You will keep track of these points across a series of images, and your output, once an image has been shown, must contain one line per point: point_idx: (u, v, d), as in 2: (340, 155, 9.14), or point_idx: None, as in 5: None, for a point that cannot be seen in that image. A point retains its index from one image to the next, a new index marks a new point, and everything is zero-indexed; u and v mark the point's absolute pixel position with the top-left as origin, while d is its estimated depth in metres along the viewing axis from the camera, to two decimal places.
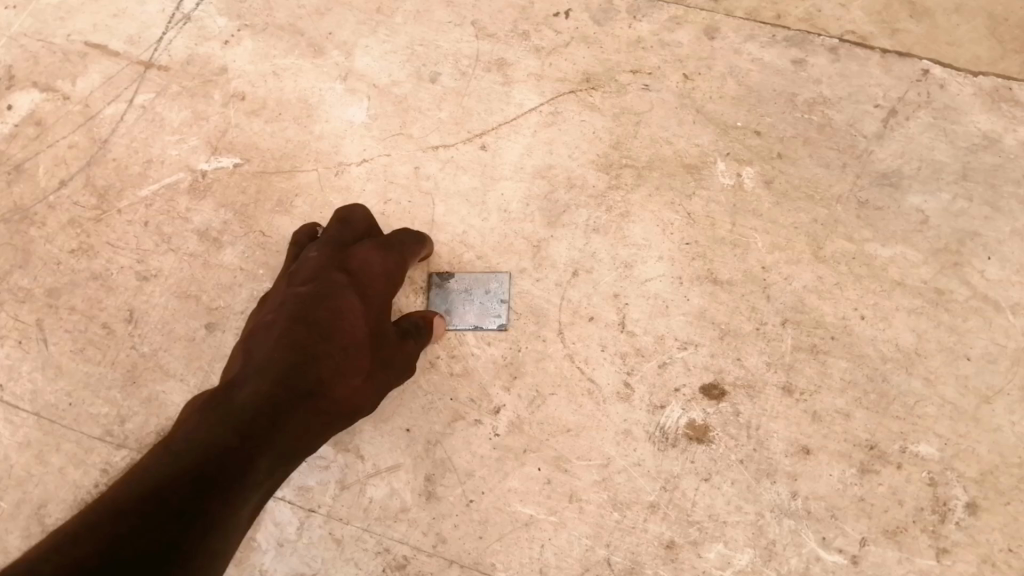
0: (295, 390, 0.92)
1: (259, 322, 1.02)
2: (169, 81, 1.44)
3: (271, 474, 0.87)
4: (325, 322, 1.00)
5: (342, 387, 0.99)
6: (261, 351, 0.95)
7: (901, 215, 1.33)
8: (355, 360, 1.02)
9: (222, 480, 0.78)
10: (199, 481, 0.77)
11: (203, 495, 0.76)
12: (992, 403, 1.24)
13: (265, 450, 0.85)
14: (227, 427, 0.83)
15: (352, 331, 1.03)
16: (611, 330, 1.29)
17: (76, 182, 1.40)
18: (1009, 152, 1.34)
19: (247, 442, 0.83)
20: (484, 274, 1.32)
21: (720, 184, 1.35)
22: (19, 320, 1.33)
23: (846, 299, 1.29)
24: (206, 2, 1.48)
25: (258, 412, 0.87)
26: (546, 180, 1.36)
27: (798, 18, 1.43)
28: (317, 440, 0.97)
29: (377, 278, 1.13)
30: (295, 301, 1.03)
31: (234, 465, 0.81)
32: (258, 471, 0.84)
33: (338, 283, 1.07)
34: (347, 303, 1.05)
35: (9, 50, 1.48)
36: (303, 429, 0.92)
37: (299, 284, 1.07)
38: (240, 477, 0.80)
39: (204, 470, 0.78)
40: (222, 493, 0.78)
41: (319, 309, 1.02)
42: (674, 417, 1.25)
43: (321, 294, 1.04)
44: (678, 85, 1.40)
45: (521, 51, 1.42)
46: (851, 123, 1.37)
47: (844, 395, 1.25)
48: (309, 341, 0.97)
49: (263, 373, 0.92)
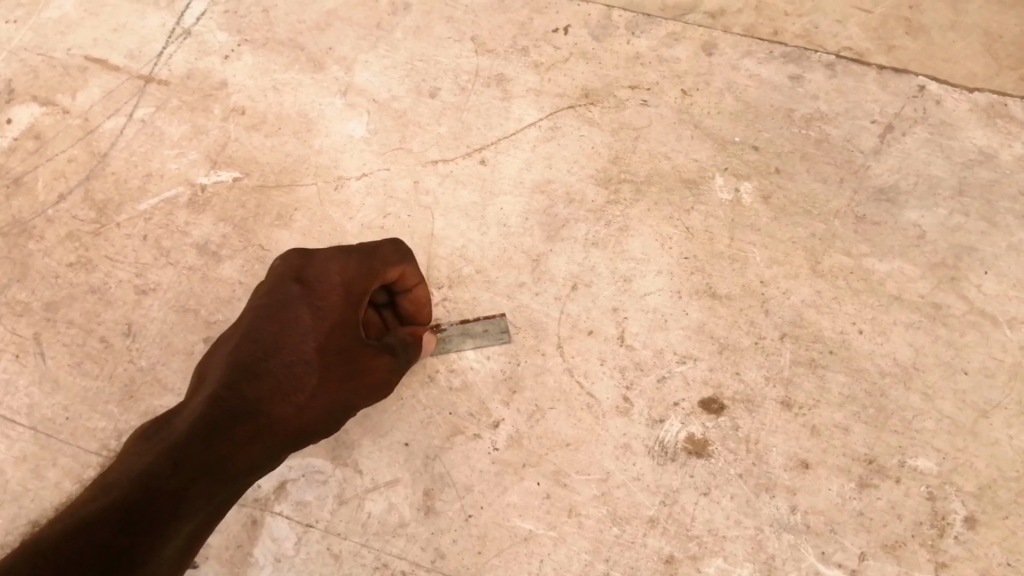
0: (231, 415, 0.91)
1: (218, 339, 1.01)
2: (169, 96, 1.44)
3: (213, 496, 0.87)
4: (268, 338, 0.97)
5: (286, 405, 0.96)
6: (208, 378, 0.95)
7: (899, 230, 1.34)
8: (299, 376, 0.97)
9: (152, 507, 0.80)
10: (127, 511, 0.78)
11: (133, 525, 0.77)
12: (991, 416, 1.25)
13: (200, 476, 0.85)
14: (158, 457, 0.84)
15: (298, 346, 0.98)
16: (610, 344, 1.29)
17: (75, 196, 1.39)
18: (1005, 167, 1.36)
19: (181, 468, 0.84)
20: (479, 321, 1.30)
21: (720, 199, 1.35)
22: (17, 334, 1.32)
23: (844, 313, 1.30)
24: (207, 17, 1.49)
25: (190, 438, 0.87)
26: (545, 195, 1.36)
27: (795, 34, 1.45)
28: (270, 460, 0.96)
29: (336, 284, 1.01)
30: (248, 314, 1.00)
31: (167, 491, 0.82)
32: (195, 494, 0.84)
33: (289, 295, 1.00)
34: (294, 316, 0.99)
35: (9, 64, 1.47)
36: (245, 451, 0.91)
37: (255, 298, 1.02)
38: (173, 503, 0.82)
39: (134, 501, 0.79)
40: (153, 521, 0.79)
41: (265, 326, 0.98)
42: (673, 431, 1.25)
43: (268, 308, 0.99)
44: (677, 101, 1.41)
45: (521, 66, 1.43)
46: (849, 138, 1.38)
47: (843, 409, 1.26)
48: (249, 361, 0.95)
49: (201, 399, 0.92)
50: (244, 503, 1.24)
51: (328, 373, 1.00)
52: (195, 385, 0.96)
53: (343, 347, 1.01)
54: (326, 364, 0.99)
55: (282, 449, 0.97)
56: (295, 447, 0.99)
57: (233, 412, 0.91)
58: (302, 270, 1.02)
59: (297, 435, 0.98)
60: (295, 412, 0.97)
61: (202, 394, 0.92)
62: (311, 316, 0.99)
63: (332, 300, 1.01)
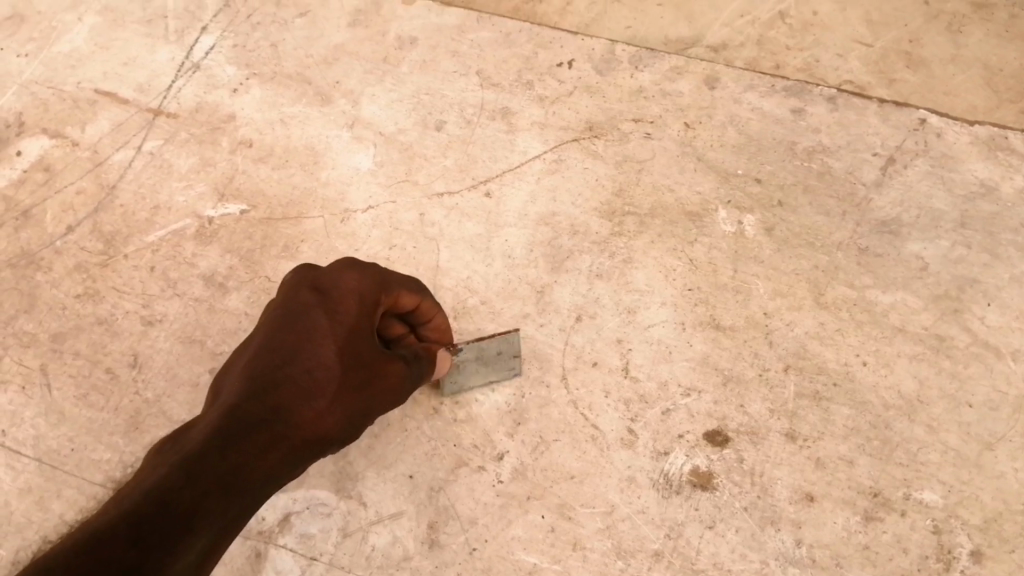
0: (246, 423, 0.85)
1: (235, 351, 0.95)
2: (177, 128, 1.46)
3: (229, 506, 0.81)
4: (285, 345, 0.91)
5: (307, 412, 0.90)
6: (224, 389, 0.89)
7: (902, 262, 1.34)
8: (319, 382, 0.91)
9: (164, 521, 0.74)
10: (137, 524, 0.73)
11: (143, 541, 0.72)
12: (995, 449, 1.25)
13: (214, 488, 0.79)
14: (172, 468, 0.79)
15: (316, 352, 0.92)
16: (614, 376, 1.29)
17: (83, 228, 1.40)
18: (1007, 200, 1.37)
19: (194, 480, 0.79)
20: (497, 352, 1.26)
21: (723, 232, 1.36)
22: (22, 365, 1.32)
23: (847, 345, 1.30)
24: (216, 51, 1.50)
25: (204, 449, 0.81)
26: (549, 227, 1.37)
27: (796, 68, 1.48)
28: (290, 471, 0.89)
29: (352, 292, 0.96)
30: (264, 323, 0.94)
31: (179, 505, 0.76)
32: (209, 507, 0.79)
33: (305, 304, 0.94)
34: (311, 322, 0.93)
35: (20, 96, 1.49)
36: (264, 461, 0.85)
37: (272, 308, 0.97)
38: (186, 517, 0.76)
39: (144, 514, 0.74)
40: (164, 534, 0.73)
41: (281, 334, 0.92)
42: (677, 464, 1.25)
43: (282, 316, 0.93)
44: (680, 134, 1.42)
45: (525, 100, 1.45)
46: (851, 171, 1.39)
47: (847, 441, 1.25)
48: (264, 370, 0.89)
49: (215, 409, 0.87)
50: (248, 535, 1.23)
51: (349, 377, 0.94)
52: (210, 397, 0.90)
53: (361, 352, 0.95)
54: (347, 368, 0.94)
55: (304, 457, 0.91)
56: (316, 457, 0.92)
57: (250, 421, 0.86)
58: (320, 279, 0.97)
59: (318, 443, 0.92)
60: (315, 417, 0.91)
61: (217, 405, 0.87)
62: (328, 321, 0.93)
63: (351, 308, 0.95)
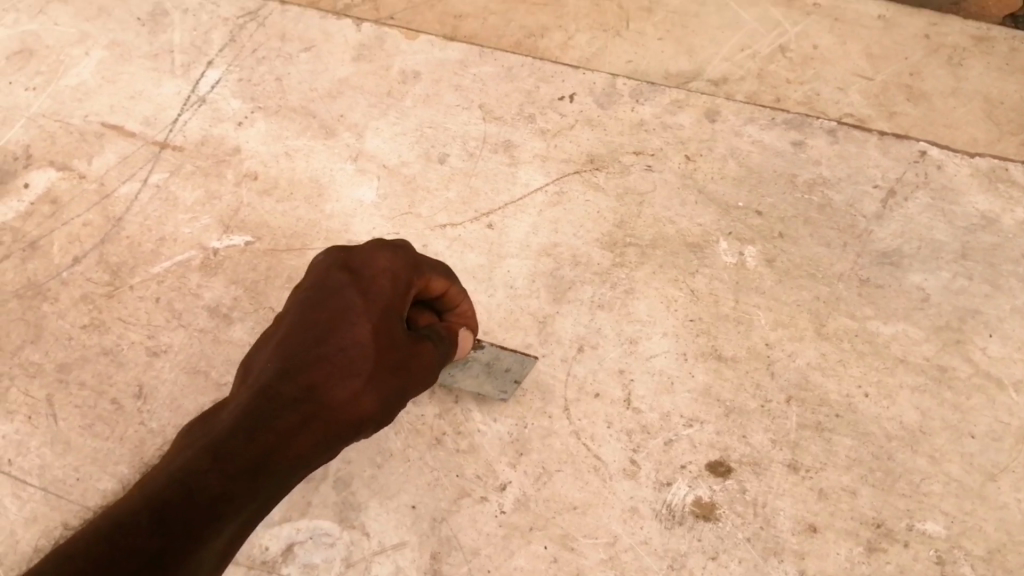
0: (279, 405, 0.81)
1: (263, 335, 0.90)
2: (183, 161, 1.47)
3: (261, 487, 0.78)
4: (317, 325, 0.86)
5: (342, 392, 0.84)
6: (254, 371, 0.85)
7: (903, 293, 1.35)
8: (355, 361, 0.85)
9: (190, 507, 0.73)
10: (160, 510, 0.72)
11: (167, 528, 0.71)
12: (999, 480, 1.25)
13: (244, 470, 0.77)
14: (199, 451, 0.77)
15: (351, 331, 0.86)
16: (616, 407, 1.30)
17: (89, 259, 1.41)
18: (1007, 232, 1.38)
19: (225, 462, 0.76)
20: (511, 360, 1.28)
21: (724, 262, 1.37)
22: (27, 395, 1.33)
23: (850, 376, 1.30)
24: (222, 85, 1.53)
25: (234, 430, 0.78)
26: (550, 257, 1.38)
27: (797, 101, 1.50)
28: (327, 456, 0.84)
29: (385, 271, 0.90)
30: (292, 305, 0.89)
31: (206, 493, 0.74)
32: (239, 493, 0.76)
33: (336, 282, 0.89)
34: (345, 302, 0.87)
35: (28, 129, 1.51)
36: (297, 443, 0.81)
37: (298, 290, 0.91)
38: (214, 504, 0.74)
39: (168, 502, 0.73)
40: (187, 524, 0.72)
41: (312, 313, 0.87)
42: (680, 495, 1.25)
43: (313, 297, 0.88)
44: (680, 166, 1.43)
45: (527, 133, 1.46)
46: (851, 203, 1.40)
47: (850, 472, 1.25)
48: (297, 350, 0.84)
49: (246, 392, 0.82)
50: (251, 565, 1.23)
51: (384, 358, 0.88)
52: (240, 380, 0.86)
53: (395, 334, 0.89)
54: (382, 349, 0.88)
55: (340, 443, 0.85)
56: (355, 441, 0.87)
57: (282, 401, 0.81)
58: (349, 258, 0.91)
59: (357, 426, 0.86)
60: (352, 398, 0.85)
61: (248, 387, 0.83)
62: (362, 302, 0.88)
63: (382, 286, 0.89)
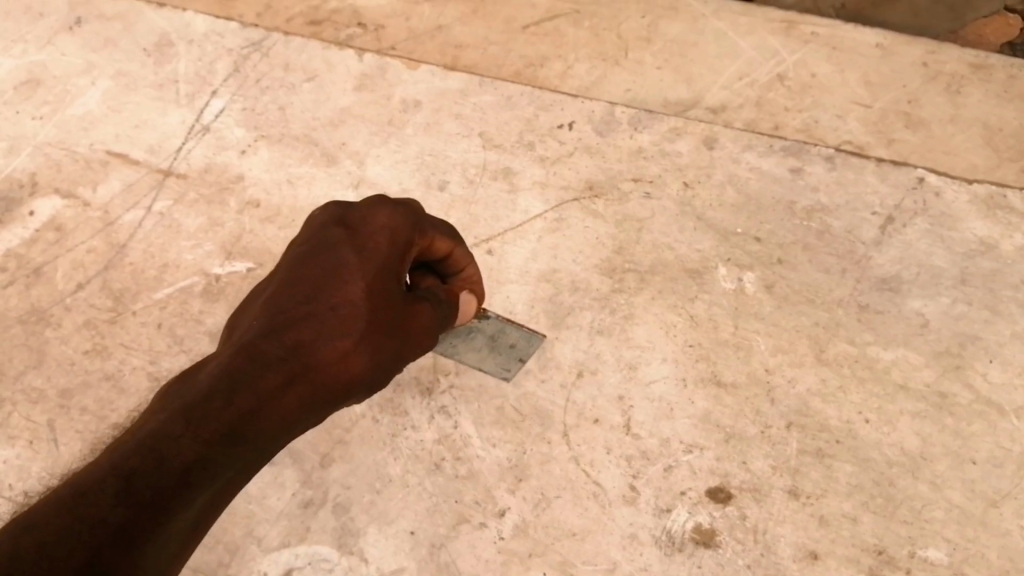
0: (262, 362, 0.88)
1: (259, 288, 0.98)
2: (187, 189, 1.49)
3: (236, 449, 0.85)
4: (312, 282, 0.94)
5: (329, 348, 0.91)
6: (245, 326, 0.93)
7: (902, 319, 1.35)
8: (345, 318, 0.92)
9: (159, 474, 0.78)
10: (126, 481, 0.77)
11: (136, 494, 0.77)
12: (1001, 506, 1.24)
13: (218, 434, 0.83)
14: (173, 414, 0.82)
15: (343, 289, 0.93)
16: (616, 433, 1.30)
17: (92, 285, 1.43)
18: (1007, 257, 1.38)
19: (197, 426, 0.82)
20: (516, 335, 1.35)
21: (723, 288, 1.38)
22: (30, 420, 1.34)
23: (850, 402, 1.30)
24: (225, 114, 1.55)
25: (213, 392, 0.85)
26: (550, 283, 1.39)
27: (795, 128, 1.51)
28: (313, 414, 0.92)
29: (382, 230, 0.96)
30: (288, 261, 0.97)
31: (178, 459, 0.80)
32: (212, 458, 0.82)
33: (333, 239, 0.96)
34: (339, 259, 0.95)
35: (34, 158, 1.54)
36: (276, 404, 0.87)
37: (297, 246, 0.98)
38: (186, 472, 0.80)
39: (138, 468, 0.78)
40: (155, 492, 0.78)
41: (306, 270, 0.95)
42: (680, 521, 1.25)
43: (309, 254, 0.96)
44: (679, 193, 1.44)
45: (526, 160, 1.48)
46: (850, 229, 1.41)
47: (851, 499, 1.25)
48: (289, 307, 0.92)
49: (231, 349, 0.90)
50: None
51: (376, 315, 0.94)
52: (230, 334, 0.94)
53: (389, 291, 0.95)
54: (375, 306, 0.94)
55: (330, 400, 0.93)
56: (342, 399, 0.94)
57: (268, 358, 0.89)
58: (348, 217, 0.98)
59: (345, 385, 0.93)
60: (342, 354, 0.92)
61: (235, 343, 0.91)
62: (356, 258, 0.95)
63: (379, 244, 0.96)
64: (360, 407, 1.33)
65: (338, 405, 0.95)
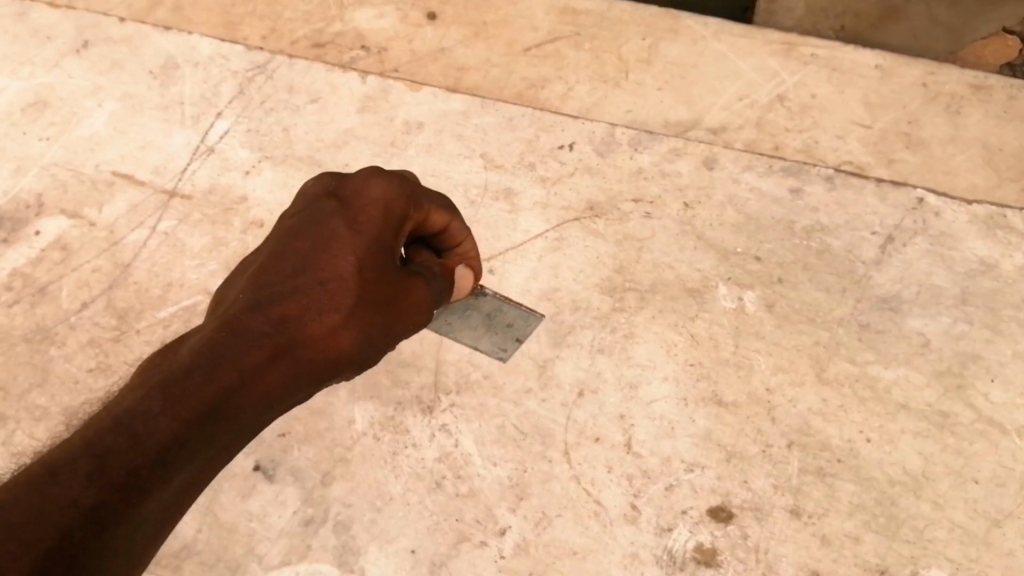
0: (246, 338, 0.86)
1: (248, 257, 0.96)
2: (191, 209, 1.51)
3: (217, 426, 0.84)
4: (301, 254, 0.91)
5: (318, 323, 0.89)
6: (230, 297, 0.91)
7: (902, 338, 1.35)
8: (334, 293, 0.90)
9: (133, 454, 0.78)
10: (100, 460, 0.77)
11: (109, 475, 0.77)
12: (1003, 526, 1.24)
13: (196, 412, 0.82)
14: (151, 390, 0.82)
15: (333, 263, 0.91)
16: (617, 451, 1.30)
17: (97, 304, 1.44)
18: (1007, 277, 1.38)
19: (175, 406, 0.81)
20: (515, 315, 1.39)
21: (723, 307, 1.38)
22: (34, 438, 1.35)
23: (851, 421, 1.30)
24: (230, 135, 1.57)
25: (192, 369, 0.83)
26: (550, 302, 1.40)
27: (795, 149, 1.52)
28: (299, 391, 0.91)
29: (378, 200, 0.93)
30: (279, 230, 0.95)
31: (154, 439, 0.79)
32: (192, 439, 0.82)
33: (325, 209, 0.93)
34: (329, 230, 0.92)
35: (41, 179, 1.56)
36: (259, 381, 0.86)
37: (288, 214, 0.96)
38: (162, 453, 0.80)
39: (113, 446, 0.78)
40: (129, 473, 0.77)
41: (296, 241, 0.92)
42: (681, 540, 1.25)
43: (301, 224, 0.93)
44: (679, 213, 1.45)
45: (527, 180, 1.49)
46: (850, 249, 1.42)
47: (852, 518, 1.25)
48: (277, 281, 0.90)
49: (215, 323, 0.89)
50: None
51: (367, 290, 0.92)
52: (217, 304, 0.93)
53: (381, 265, 0.93)
54: (365, 281, 0.92)
55: (318, 377, 0.92)
56: (330, 375, 0.93)
57: (252, 333, 0.87)
58: (341, 186, 0.95)
59: (333, 360, 0.92)
60: (329, 331, 0.90)
61: (219, 315, 0.89)
62: (348, 231, 0.92)
63: (373, 213, 0.93)
64: (362, 425, 1.34)
65: (328, 380, 0.95)
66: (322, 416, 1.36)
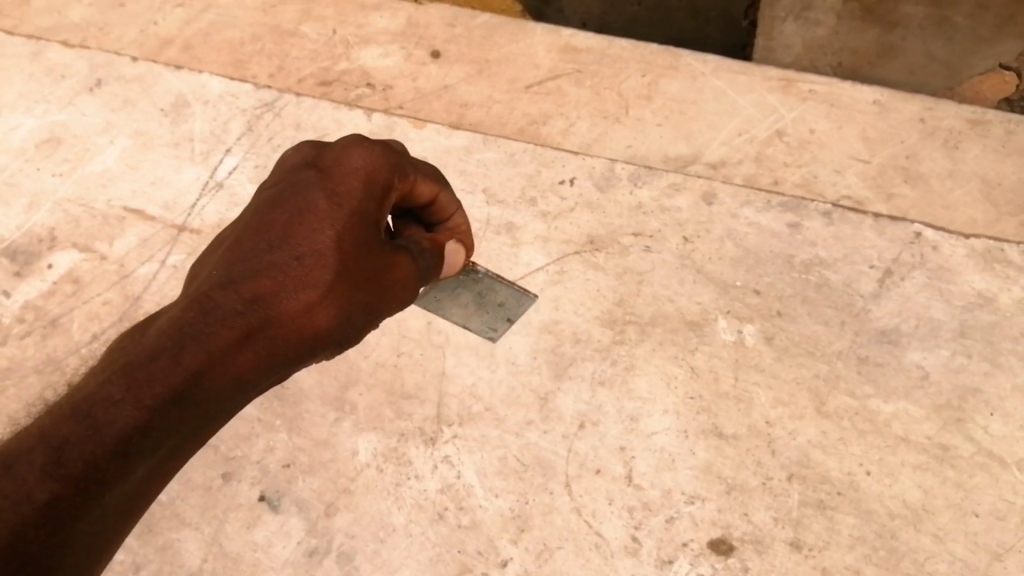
0: (218, 317, 0.94)
1: (229, 229, 1.03)
2: (200, 243, 1.53)
3: (184, 408, 0.91)
4: (279, 229, 0.98)
5: (293, 300, 0.96)
6: (209, 270, 0.98)
7: (901, 371, 1.37)
8: (310, 269, 0.97)
9: (93, 445, 0.85)
10: (59, 451, 0.84)
11: (67, 466, 0.84)
12: (1004, 559, 1.24)
13: (161, 397, 0.89)
14: (115, 377, 0.89)
15: (310, 237, 0.97)
16: (618, 484, 1.31)
17: (107, 336, 1.47)
18: (1006, 310, 1.40)
19: (138, 393, 0.88)
20: (506, 295, 1.44)
21: (723, 340, 1.40)
22: None
23: (850, 454, 1.31)
24: (238, 171, 1.60)
25: (160, 352, 0.91)
26: (552, 334, 1.42)
27: (794, 184, 1.54)
28: (275, 366, 0.98)
29: (356, 171, 0.99)
30: (258, 205, 1.01)
31: (113, 428, 0.86)
32: (156, 425, 0.89)
33: (304, 182, 1.00)
34: (309, 204, 0.98)
35: (54, 213, 1.59)
36: (227, 359, 0.93)
37: (268, 187, 1.03)
38: (122, 442, 0.87)
39: (72, 437, 0.85)
40: (89, 464, 0.85)
41: (273, 215, 0.99)
42: (682, 572, 1.25)
43: (282, 197, 1.00)
44: (679, 247, 1.47)
45: (529, 215, 1.52)
46: (848, 282, 1.43)
47: (853, 551, 1.26)
48: (254, 256, 0.97)
49: (190, 298, 0.96)
50: None
51: (345, 264, 0.98)
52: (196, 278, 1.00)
53: (360, 238, 0.99)
54: (343, 254, 0.98)
55: (295, 350, 0.98)
56: (309, 350, 1.00)
57: (224, 311, 0.94)
58: (321, 159, 1.01)
59: (308, 334, 0.98)
60: (304, 307, 0.96)
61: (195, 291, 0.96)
62: (326, 205, 0.98)
63: (350, 186, 0.99)
64: (365, 456, 1.36)
65: (310, 354, 1.01)
66: (326, 447, 1.37)
